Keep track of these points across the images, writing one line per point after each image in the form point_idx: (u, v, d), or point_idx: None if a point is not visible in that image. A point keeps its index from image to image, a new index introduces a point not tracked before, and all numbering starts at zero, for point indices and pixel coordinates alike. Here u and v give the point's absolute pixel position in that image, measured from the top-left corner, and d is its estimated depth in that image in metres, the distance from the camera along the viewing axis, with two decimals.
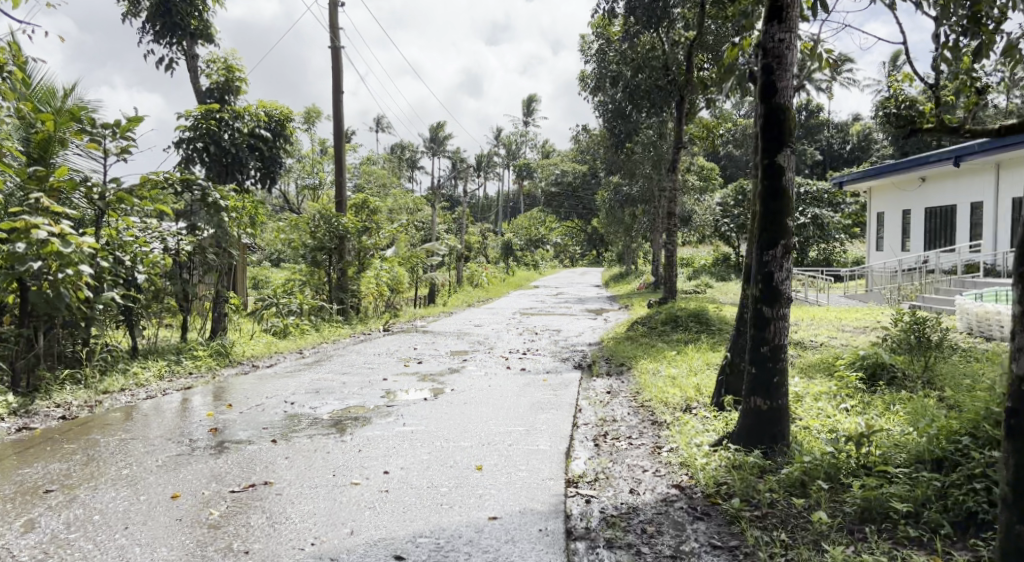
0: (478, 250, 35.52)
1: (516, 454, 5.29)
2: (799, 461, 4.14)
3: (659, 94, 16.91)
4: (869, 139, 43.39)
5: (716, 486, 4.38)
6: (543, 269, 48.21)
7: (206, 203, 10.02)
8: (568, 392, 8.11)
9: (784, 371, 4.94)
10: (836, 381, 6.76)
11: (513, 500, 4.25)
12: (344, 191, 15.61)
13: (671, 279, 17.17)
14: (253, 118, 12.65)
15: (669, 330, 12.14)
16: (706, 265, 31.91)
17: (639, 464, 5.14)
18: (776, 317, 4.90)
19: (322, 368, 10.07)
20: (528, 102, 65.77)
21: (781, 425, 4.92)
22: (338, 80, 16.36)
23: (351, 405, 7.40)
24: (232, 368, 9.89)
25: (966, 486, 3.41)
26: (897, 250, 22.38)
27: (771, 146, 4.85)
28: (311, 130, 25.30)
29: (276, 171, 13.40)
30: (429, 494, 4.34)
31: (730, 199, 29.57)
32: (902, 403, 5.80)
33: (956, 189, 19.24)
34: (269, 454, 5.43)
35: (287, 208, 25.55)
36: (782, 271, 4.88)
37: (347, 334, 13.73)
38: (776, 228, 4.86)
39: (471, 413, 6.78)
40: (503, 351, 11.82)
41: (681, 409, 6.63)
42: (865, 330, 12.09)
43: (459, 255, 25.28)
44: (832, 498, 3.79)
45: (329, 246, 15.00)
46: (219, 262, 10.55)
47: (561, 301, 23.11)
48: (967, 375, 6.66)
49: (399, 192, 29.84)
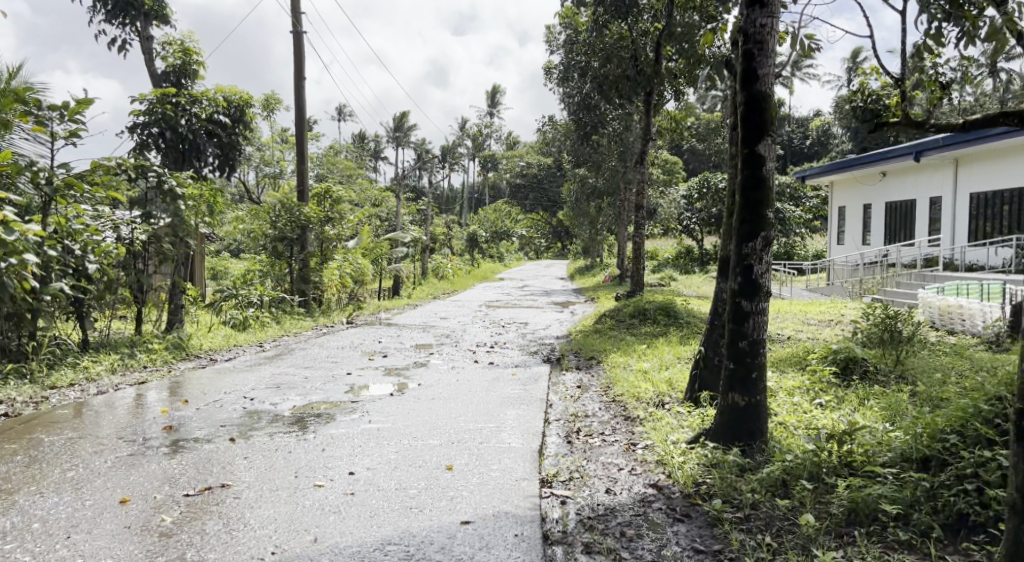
0: (443, 242, 35.14)
1: (487, 452, 5.09)
2: (780, 460, 4.03)
3: (627, 84, 16.80)
4: (829, 135, 44.22)
5: (695, 486, 4.24)
6: (508, 262, 48.02)
7: (161, 190, 9.68)
8: (538, 386, 7.92)
9: (763, 366, 4.82)
10: (809, 375, 6.73)
11: (485, 502, 4.05)
12: (306, 180, 15.13)
13: (638, 272, 17.13)
14: (211, 103, 12.18)
15: (638, 323, 12.08)
16: (669, 258, 32.06)
17: (614, 462, 4.99)
18: (755, 311, 4.77)
19: (283, 362, 9.71)
20: (493, 94, 65.36)
21: (759, 422, 4.80)
22: (299, 65, 15.91)
23: (315, 401, 7.09)
24: (189, 362, 9.47)
25: (955, 487, 3.30)
26: (857, 244, 22.73)
27: (751, 135, 4.72)
28: (271, 117, 24.65)
29: (234, 160, 12.81)
30: (397, 497, 4.11)
31: (694, 193, 29.73)
32: (876, 398, 5.79)
33: (915, 184, 19.57)
34: (228, 454, 5.13)
35: (246, 197, 24.89)
36: (762, 263, 4.75)
37: (309, 327, 13.36)
38: (755, 219, 4.73)
39: (439, 409, 6.56)
40: (470, 344, 11.60)
41: (654, 404, 6.51)
42: (830, 323, 12.18)
43: (424, 247, 24.91)
44: (816, 499, 3.67)
45: (291, 236, 14.56)
46: (176, 251, 10.09)
47: (527, 294, 22.94)
48: (936, 371, 6.69)
49: (363, 182, 29.34)
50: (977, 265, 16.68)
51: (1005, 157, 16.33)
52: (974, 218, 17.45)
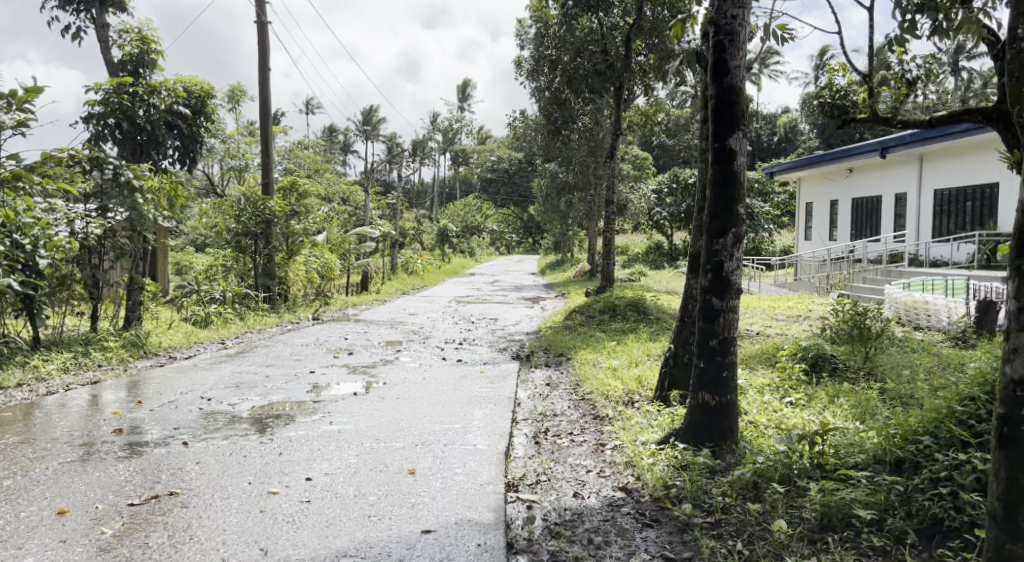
0: (413, 237, 34.76)
1: (452, 455, 4.92)
2: (751, 462, 3.93)
3: (597, 79, 16.67)
4: (797, 132, 44.74)
5: (665, 488, 4.12)
6: (480, 257, 47.76)
7: (117, 183, 9.33)
8: (507, 385, 7.76)
9: (734, 364, 4.71)
10: (778, 372, 6.71)
11: (448, 509, 3.88)
12: (270, 173, 14.76)
13: (609, 267, 17.06)
14: (170, 93, 11.79)
15: (608, 319, 12.01)
16: (640, 254, 32.13)
17: (582, 464, 4.86)
18: (726, 309, 4.67)
19: (245, 360, 9.41)
20: (464, 88, 64.93)
21: (729, 421, 4.70)
22: (264, 56, 15.50)
23: (275, 401, 6.84)
24: (147, 360, 9.14)
25: (929, 491, 3.21)
26: (824, 240, 22.98)
27: (721, 129, 4.61)
28: (236, 109, 24.10)
29: (196, 152, 12.42)
30: (355, 505, 3.92)
31: (664, 189, 29.83)
32: (846, 397, 5.77)
33: (880, 181, 19.81)
34: (179, 459, 4.89)
35: (210, 191, 24.29)
36: (732, 260, 4.65)
37: (274, 323, 13.04)
38: (726, 215, 4.63)
39: (404, 409, 6.37)
40: (438, 341, 11.41)
41: (624, 402, 6.40)
42: (798, 319, 12.24)
43: (394, 241, 24.57)
44: (787, 502, 3.58)
45: (255, 231, 14.19)
46: (133, 246, 9.70)
47: (498, 289, 22.77)
48: (903, 368, 6.70)
49: (331, 177, 28.88)
50: (941, 261, 16.94)
51: (968, 154, 16.58)
52: (938, 214, 17.71)
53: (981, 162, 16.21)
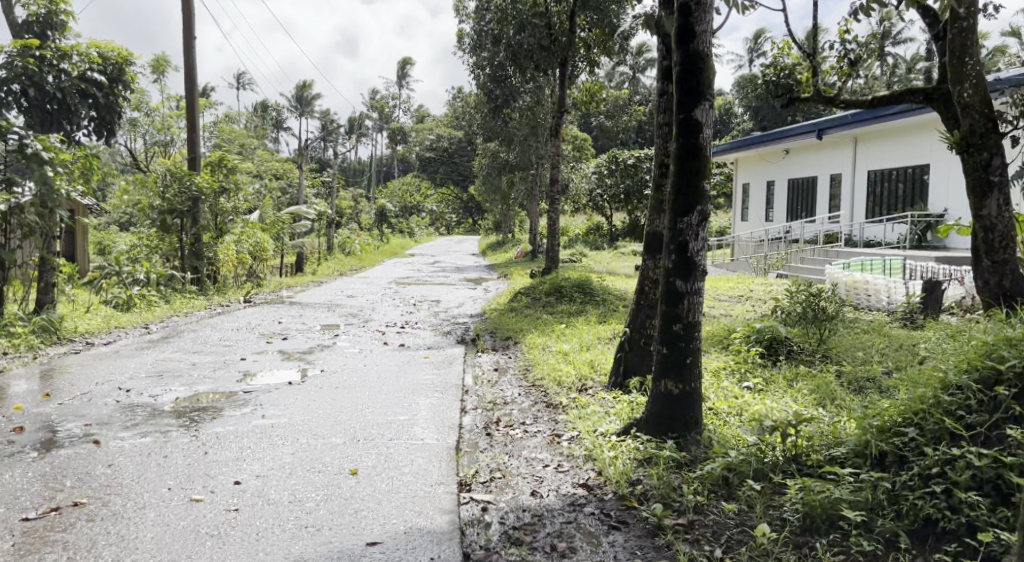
0: (350, 217, 33.79)
1: (398, 451, 4.51)
2: (721, 456, 3.74)
3: (542, 54, 16.21)
4: (731, 114, 45.43)
5: (630, 485, 3.84)
6: (419, 237, 46.95)
7: (23, 156, 8.33)
8: (453, 370, 7.39)
9: (698, 351, 4.44)
10: (734, 355, 6.62)
11: (395, 516, 3.48)
12: (197, 147, 13.82)
13: (553, 249, 16.74)
14: (83, 59, 10.73)
15: (554, 300, 11.73)
16: (580, 234, 32.05)
17: (538, 457, 4.54)
18: (690, 291, 4.37)
19: (169, 346, 8.70)
20: (403, 65, 63.41)
21: (693, 410, 4.44)
22: (189, 22, 14.44)
23: (202, 391, 6.25)
24: (60, 347, 8.33)
25: (919, 491, 3.02)
26: (760, 221, 23.35)
27: (687, 99, 4.30)
28: (160, 80, 22.69)
29: (113, 123, 11.44)
30: (290, 513, 3.45)
31: (605, 169, 29.78)
32: (803, 381, 5.80)
33: (817, 163, 20.14)
34: (94, 449, 4.33)
35: (132, 167, 22.83)
36: (697, 240, 4.37)
37: (203, 307, 12.25)
38: (691, 191, 4.34)
39: (344, 399, 5.92)
40: (379, 324, 10.90)
41: (577, 388, 6.12)
42: (742, 299, 12.24)
43: (330, 221, 23.70)
44: (766, 502, 3.36)
45: (180, 208, 13.25)
46: (44, 225, 8.75)
47: (439, 270, 22.25)
48: (857, 353, 6.72)
49: (264, 154, 27.66)
50: (874, 241, 17.35)
51: (902, 137, 16.94)
52: (872, 195, 18.11)
53: (914, 145, 16.58)
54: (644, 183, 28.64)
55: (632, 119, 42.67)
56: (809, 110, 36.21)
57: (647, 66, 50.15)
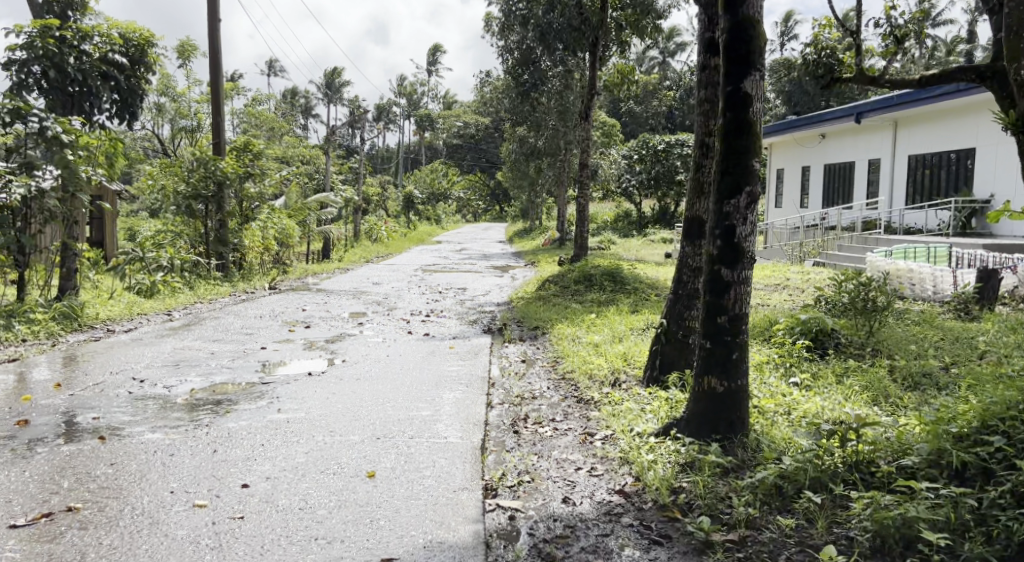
0: (377, 204, 33.55)
1: (419, 451, 4.20)
2: (774, 465, 3.39)
3: (573, 35, 15.72)
4: None
5: (672, 493, 3.49)
6: (446, 224, 46.56)
7: (43, 138, 8.13)
8: (479, 362, 7.09)
9: (745, 346, 4.05)
10: (778, 348, 6.22)
11: (413, 527, 3.18)
12: (222, 132, 13.65)
13: (582, 235, 16.32)
14: (103, 40, 10.52)
15: (583, 289, 11.36)
16: (609, 221, 31.51)
17: (570, 459, 4.20)
18: (737, 281, 3.98)
19: (191, 334, 8.51)
20: (432, 51, 62.98)
21: (739, 410, 4.06)
22: (214, 5, 14.25)
23: (218, 382, 6.01)
24: (80, 334, 8.18)
25: (1013, 511, 2.68)
26: (795, 207, 22.65)
27: (735, 69, 3.89)
28: (187, 66, 22.59)
29: (135, 106, 11.18)
30: (300, 522, 3.17)
31: (635, 154, 29.17)
32: (856, 377, 5.40)
33: (855, 146, 19.40)
34: (98, 444, 4.11)
35: (160, 153, 22.80)
36: (745, 224, 3.97)
37: (227, 293, 12.10)
38: (739, 170, 3.93)
39: (364, 393, 5.63)
40: (404, 312, 10.63)
41: (609, 383, 5.76)
42: (780, 288, 11.74)
43: (357, 208, 23.46)
44: (828, 518, 3.02)
45: (205, 193, 13.09)
46: (65, 209, 8.61)
47: (466, 258, 21.94)
48: (910, 347, 6.29)
49: (291, 139, 27.50)
50: (915, 228, 16.65)
51: (947, 119, 16.17)
52: (914, 179, 17.37)
53: (960, 128, 15.83)
54: (675, 169, 28.00)
55: (662, 104, 41.86)
56: (846, 93, 35.12)
57: (679, 50, 49.11)
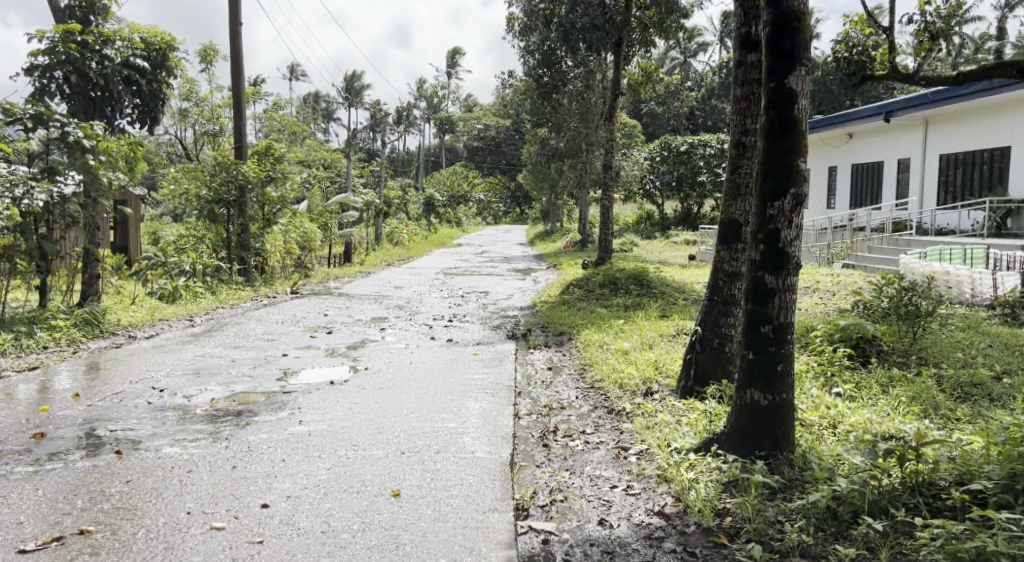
0: (398, 206, 33.43)
1: (446, 466, 4.02)
2: (828, 486, 3.15)
3: (596, 34, 15.47)
4: None
5: (716, 515, 3.27)
6: (468, 228, 46.30)
7: (65, 143, 8.08)
8: (504, 369, 6.88)
9: (790, 357, 3.81)
10: (816, 355, 5.94)
11: (441, 553, 2.99)
12: (244, 135, 13.60)
13: (606, 238, 16.04)
14: (125, 44, 10.47)
15: (609, 293, 11.10)
16: (631, 223, 31.14)
17: (603, 476, 3.99)
18: (781, 288, 3.75)
19: (212, 340, 8.40)
20: (452, 54, 62.91)
21: (784, 426, 3.82)
22: (235, 10, 14.21)
23: (239, 391, 5.87)
24: (102, 341, 8.11)
25: None
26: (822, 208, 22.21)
27: (779, 63, 3.65)
28: (209, 70, 22.62)
29: (157, 111, 11.13)
30: (322, 547, 2.99)
31: (657, 155, 28.80)
32: (902, 387, 5.12)
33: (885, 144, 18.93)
34: (115, 460, 3.97)
35: (183, 157, 22.84)
36: (791, 228, 3.72)
37: (248, 298, 12.01)
38: (784, 170, 3.69)
39: (387, 402, 5.46)
40: (426, 317, 10.45)
41: (641, 393, 5.52)
42: (812, 292, 11.38)
43: (378, 211, 23.32)
44: (893, 548, 2.78)
45: (227, 198, 13.04)
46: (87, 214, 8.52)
47: (487, 261, 21.74)
48: (956, 356, 5.98)
49: (313, 143, 27.48)
50: (949, 228, 16.18)
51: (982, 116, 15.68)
52: (946, 177, 16.89)
53: (995, 125, 15.36)
54: (698, 170, 27.59)
55: (684, 105, 41.32)
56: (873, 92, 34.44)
57: (701, 50, 48.58)
